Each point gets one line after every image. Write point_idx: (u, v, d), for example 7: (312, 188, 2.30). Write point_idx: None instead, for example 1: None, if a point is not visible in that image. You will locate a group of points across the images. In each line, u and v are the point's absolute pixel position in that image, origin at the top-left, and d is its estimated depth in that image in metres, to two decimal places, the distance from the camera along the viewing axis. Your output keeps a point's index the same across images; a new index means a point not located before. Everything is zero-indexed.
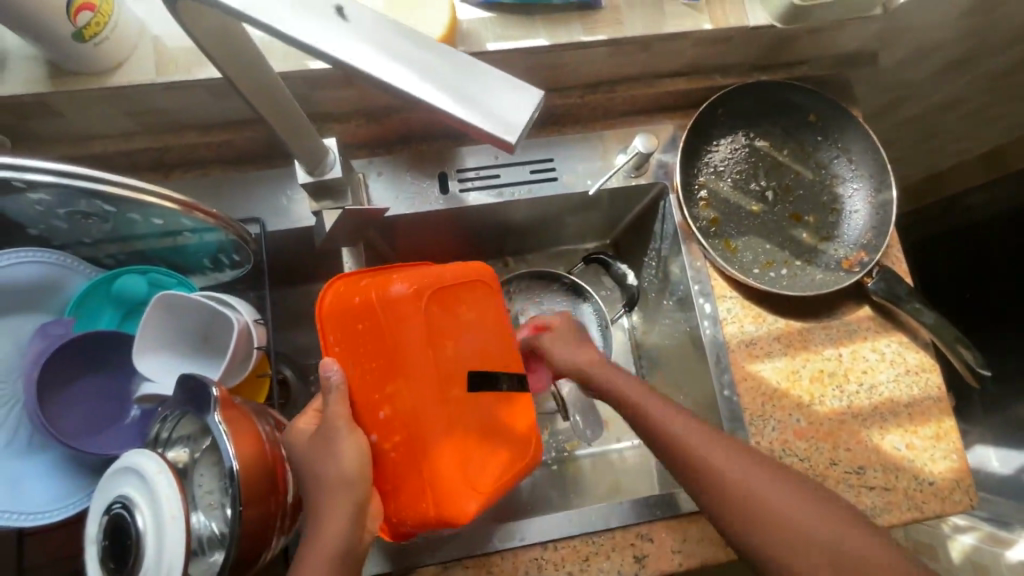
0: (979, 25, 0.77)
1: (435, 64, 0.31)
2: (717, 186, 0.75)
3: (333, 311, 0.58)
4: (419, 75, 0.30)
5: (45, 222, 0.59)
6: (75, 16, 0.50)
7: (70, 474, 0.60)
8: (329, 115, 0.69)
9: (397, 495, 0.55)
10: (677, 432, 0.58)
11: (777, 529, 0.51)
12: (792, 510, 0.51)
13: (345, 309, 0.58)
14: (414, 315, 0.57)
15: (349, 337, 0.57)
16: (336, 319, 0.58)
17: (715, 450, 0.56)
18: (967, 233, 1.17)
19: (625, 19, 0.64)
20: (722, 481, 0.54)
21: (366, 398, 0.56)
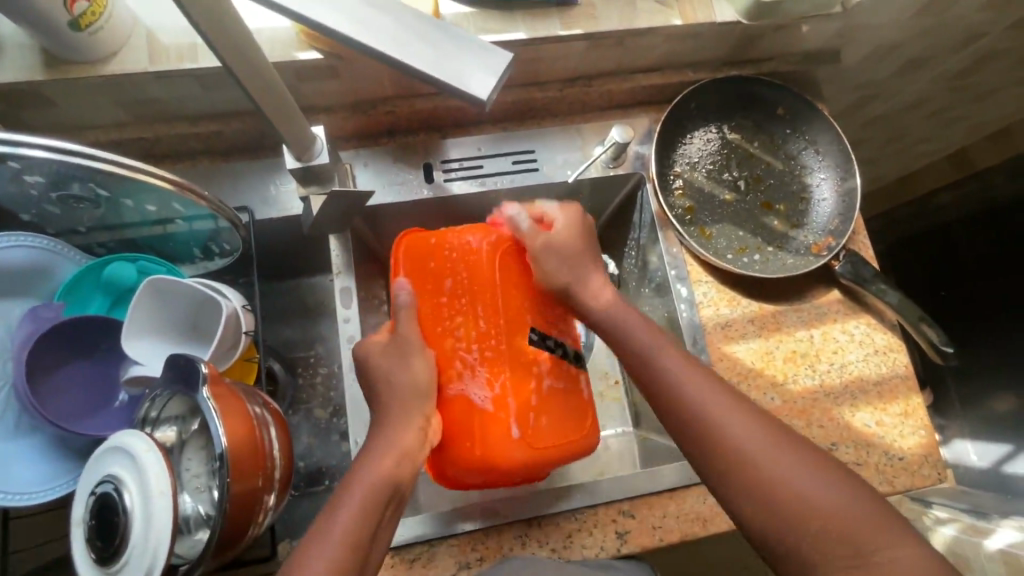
0: (932, 25, 0.82)
1: (418, 32, 0.34)
2: (692, 176, 0.79)
3: (408, 256, 0.67)
4: (406, 42, 0.34)
5: (37, 207, 0.60)
6: (71, 4, 0.52)
7: (57, 456, 0.61)
8: (316, 108, 0.71)
9: (452, 431, 0.62)
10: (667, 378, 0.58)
11: (721, 450, 0.53)
12: (740, 427, 0.53)
13: (422, 250, 0.67)
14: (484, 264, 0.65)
15: (422, 278, 0.66)
16: (410, 258, 0.67)
17: (668, 361, 0.59)
18: (937, 233, 1.23)
19: (600, 15, 0.67)
20: (678, 390, 0.57)
21: (433, 328, 0.64)
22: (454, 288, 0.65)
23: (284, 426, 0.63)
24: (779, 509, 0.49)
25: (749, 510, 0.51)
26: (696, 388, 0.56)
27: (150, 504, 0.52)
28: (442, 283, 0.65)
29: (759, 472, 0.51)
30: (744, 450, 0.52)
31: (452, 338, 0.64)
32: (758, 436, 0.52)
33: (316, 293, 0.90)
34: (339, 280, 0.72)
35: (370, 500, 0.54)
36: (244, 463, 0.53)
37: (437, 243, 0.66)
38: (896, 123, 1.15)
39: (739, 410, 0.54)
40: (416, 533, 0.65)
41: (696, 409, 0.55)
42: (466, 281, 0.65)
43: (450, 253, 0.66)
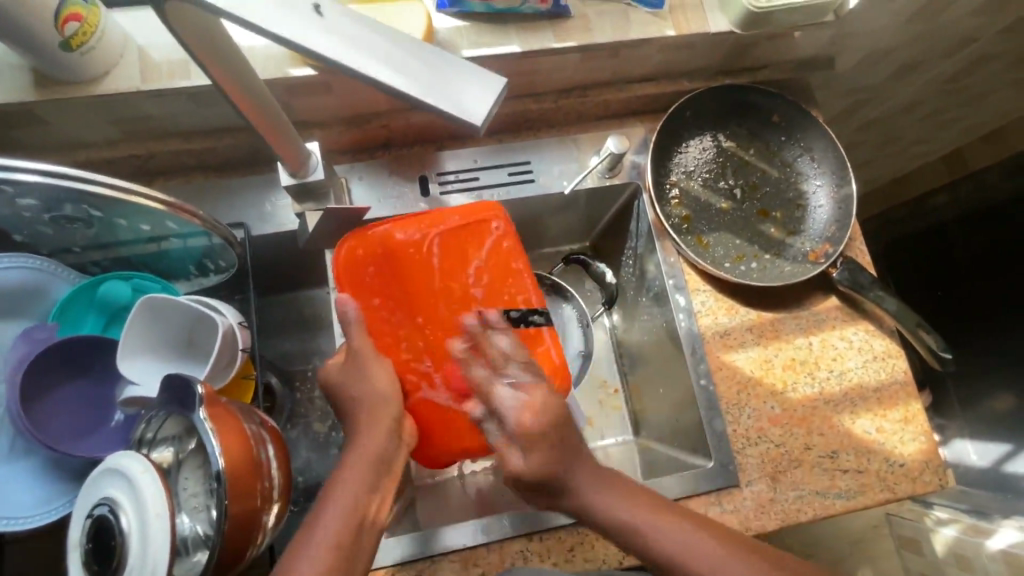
0: (924, 31, 0.82)
1: (406, 55, 0.33)
2: (688, 184, 0.78)
3: (344, 270, 0.64)
4: (393, 66, 0.32)
5: (30, 228, 0.60)
6: (62, 25, 0.52)
7: (53, 478, 0.61)
8: (310, 122, 0.71)
9: (430, 430, 0.64)
10: (642, 537, 0.55)
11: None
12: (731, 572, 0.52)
13: (355, 254, 0.64)
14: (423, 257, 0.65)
15: (358, 281, 0.64)
16: (346, 273, 0.65)
17: (622, 505, 0.56)
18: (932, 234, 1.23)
19: (593, 27, 0.67)
20: (660, 550, 0.54)
21: (384, 335, 0.64)
22: (395, 285, 0.65)
23: (283, 443, 0.63)
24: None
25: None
26: (670, 535, 0.55)
27: (146, 526, 0.52)
28: (381, 286, 0.65)
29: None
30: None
31: (404, 335, 0.64)
32: (711, 553, 0.54)
33: (313, 306, 0.90)
34: (336, 294, 0.71)
35: (342, 524, 0.50)
36: (241, 482, 0.52)
37: (370, 246, 0.64)
38: (891, 127, 1.15)
39: (715, 541, 0.54)
40: (419, 549, 0.64)
41: (680, 557, 0.54)
42: (405, 272, 0.65)
43: (387, 253, 0.65)
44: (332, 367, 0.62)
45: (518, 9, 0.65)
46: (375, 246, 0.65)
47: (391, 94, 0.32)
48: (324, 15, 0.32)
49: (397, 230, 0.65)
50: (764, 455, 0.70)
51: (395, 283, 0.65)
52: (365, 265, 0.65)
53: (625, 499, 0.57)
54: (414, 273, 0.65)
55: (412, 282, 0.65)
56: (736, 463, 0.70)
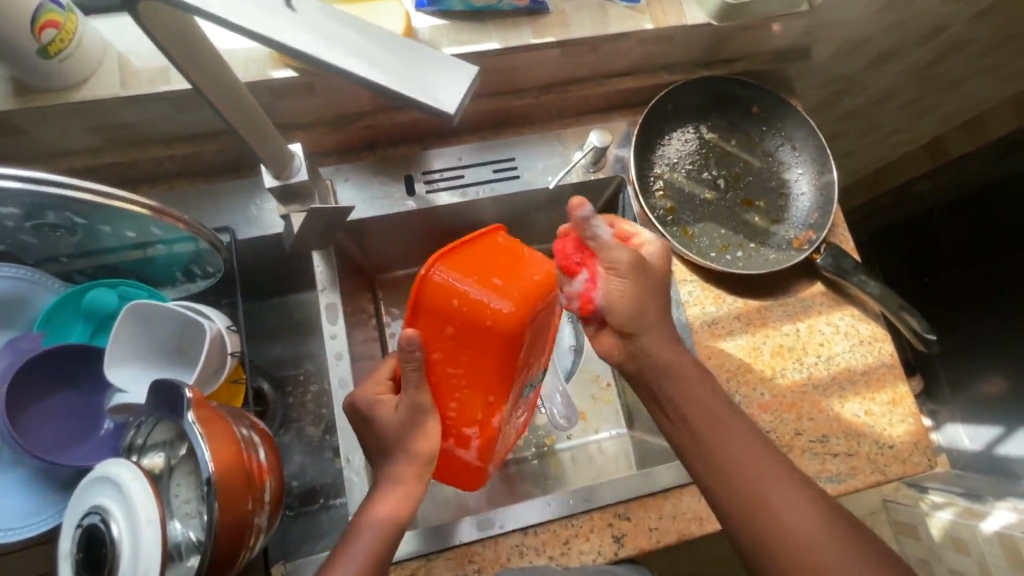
0: (898, 20, 0.83)
1: (375, 47, 0.32)
2: (672, 177, 0.79)
3: (427, 301, 0.50)
4: (361, 57, 0.32)
5: (13, 238, 0.59)
6: (39, 32, 0.51)
7: (40, 490, 0.60)
8: (294, 125, 0.71)
9: (445, 467, 0.63)
10: (687, 416, 0.56)
11: (743, 483, 0.53)
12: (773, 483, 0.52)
13: (444, 292, 0.50)
14: (505, 328, 0.50)
15: (437, 325, 0.51)
16: (425, 315, 0.51)
17: (704, 398, 0.57)
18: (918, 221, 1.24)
19: (572, 22, 0.68)
20: (717, 438, 0.55)
21: (443, 385, 0.54)
22: (464, 350, 0.52)
23: (274, 447, 0.62)
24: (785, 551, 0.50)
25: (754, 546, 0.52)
26: (740, 442, 0.54)
27: (138, 533, 0.51)
28: (449, 341, 0.51)
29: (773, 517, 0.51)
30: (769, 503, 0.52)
31: (461, 391, 0.54)
32: (750, 461, 0.53)
33: (303, 309, 0.90)
34: (325, 296, 0.71)
35: (385, 531, 0.54)
36: (232, 485, 0.52)
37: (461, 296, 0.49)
38: (871, 116, 1.17)
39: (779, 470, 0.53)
40: (414, 548, 0.64)
41: (734, 469, 0.53)
42: (483, 344, 0.51)
43: (469, 312, 0.49)
44: (385, 409, 0.57)
45: (496, 6, 0.65)
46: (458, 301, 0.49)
47: (360, 84, 0.32)
48: (295, 10, 0.33)
49: (486, 291, 0.49)
50: None
51: (469, 349, 0.51)
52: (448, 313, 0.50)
53: (717, 404, 0.56)
54: (487, 347, 0.51)
55: (477, 353, 0.51)
56: None
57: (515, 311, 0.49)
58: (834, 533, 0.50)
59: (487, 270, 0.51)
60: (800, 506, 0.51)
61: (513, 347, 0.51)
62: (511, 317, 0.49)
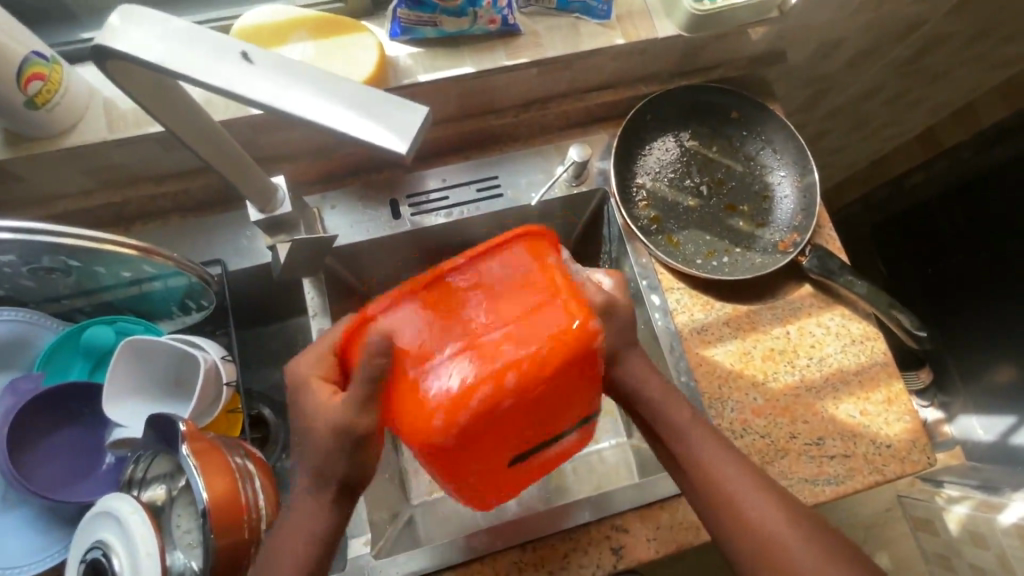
0: (872, 19, 0.84)
1: (329, 93, 0.34)
2: (655, 186, 0.80)
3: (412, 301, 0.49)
4: (317, 105, 0.33)
5: (11, 283, 0.61)
6: (25, 85, 0.54)
7: (45, 527, 0.61)
8: (279, 157, 0.73)
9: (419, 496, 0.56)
10: (685, 438, 0.59)
11: (775, 549, 0.54)
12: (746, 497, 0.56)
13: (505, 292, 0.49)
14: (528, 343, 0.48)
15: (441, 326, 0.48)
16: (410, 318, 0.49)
17: (672, 407, 0.60)
18: (911, 214, 1.24)
19: (545, 42, 0.69)
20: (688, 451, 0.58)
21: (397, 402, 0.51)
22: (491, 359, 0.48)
23: (270, 474, 0.63)
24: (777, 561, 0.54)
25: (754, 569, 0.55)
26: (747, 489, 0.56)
27: (138, 566, 0.52)
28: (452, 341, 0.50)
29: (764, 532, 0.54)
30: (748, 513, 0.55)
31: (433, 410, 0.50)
32: (757, 495, 0.56)
33: (299, 335, 0.91)
34: (316, 322, 0.72)
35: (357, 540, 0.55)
36: (227, 515, 0.53)
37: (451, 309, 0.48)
38: (858, 112, 1.17)
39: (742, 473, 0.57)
40: (418, 566, 0.65)
41: (744, 503, 0.56)
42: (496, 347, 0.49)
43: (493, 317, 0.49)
44: (314, 401, 0.52)
45: (468, 31, 0.66)
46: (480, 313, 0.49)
47: (317, 130, 0.33)
48: (253, 63, 0.34)
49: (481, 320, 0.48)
50: (751, 447, 0.71)
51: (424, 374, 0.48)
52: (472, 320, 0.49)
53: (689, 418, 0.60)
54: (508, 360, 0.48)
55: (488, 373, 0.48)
56: None
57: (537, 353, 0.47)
58: (795, 527, 0.55)
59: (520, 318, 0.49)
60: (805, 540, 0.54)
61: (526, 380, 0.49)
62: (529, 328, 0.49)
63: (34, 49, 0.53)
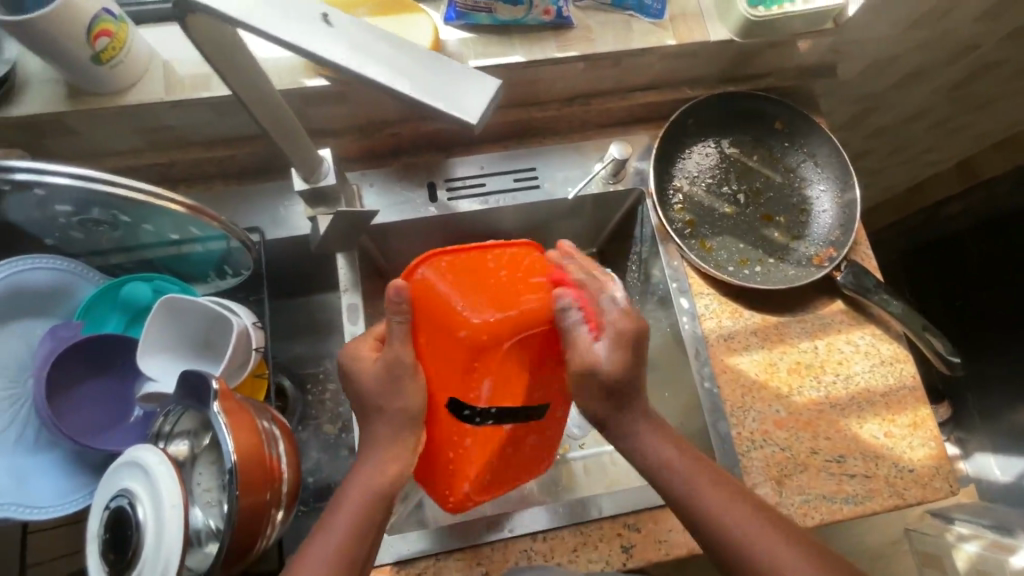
0: (927, 38, 0.82)
1: (406, 58, 0.34)
2: (692, 190, 0.80)
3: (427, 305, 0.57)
4: (392, 68, 0.34)
5: (61, 231, 0.63)
6: (93, 40, 0.55)
7: (74, 471, 0.63)
8: (325, 131, 0.74)
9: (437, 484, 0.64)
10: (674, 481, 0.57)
11: None
12: (746, 533, 0.54)
13: (437, 307, 0.56)
14: (455, 349, 0.57)
15: (445, 323, 0.56)
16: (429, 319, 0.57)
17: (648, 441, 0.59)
18: (932, 250, 1.23)
19: (596, 37, 0.69)
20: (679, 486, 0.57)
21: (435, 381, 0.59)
22: (444, 448, 0.62)
23: (293, 439, 0.64)
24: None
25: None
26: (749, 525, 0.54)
27: (163, 516, 0.54)
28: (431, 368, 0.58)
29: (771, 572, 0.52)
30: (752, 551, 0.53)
31: (432, 492, 0.64)
32: (760, 529, 0.54)
33: (325, 311, 0.92)
34: (346, 297, 0.73)
35: (370, 504, 0.55)
36: (252, 474, 0.54)
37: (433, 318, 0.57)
38: (899, 134, 1.15)
39: (735, 506, 0.55)
40: (422, 546, 0.65)
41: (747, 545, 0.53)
42: (442, 366, 0.58)
43: (429, 419, 0.61)
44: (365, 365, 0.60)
45: (522, 21, 0.67)
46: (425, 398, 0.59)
47: (390, 94, 0.34)
48: (332, 25, 0.35)
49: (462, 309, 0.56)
50: (770, 459, 0.70)
51: (447, 356, 0.57)
52: (405, 421, 0.58)
53: (656, 434, 0.59)
54: (456, 374, 0.58)
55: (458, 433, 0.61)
56: (741, 466, 0.69)
57: (485, 327, 0.55)
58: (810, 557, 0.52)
59: (489, 289, 0.57)
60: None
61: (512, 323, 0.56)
62: (471, 322, 0.55)
63: (103, 6, 0.55)
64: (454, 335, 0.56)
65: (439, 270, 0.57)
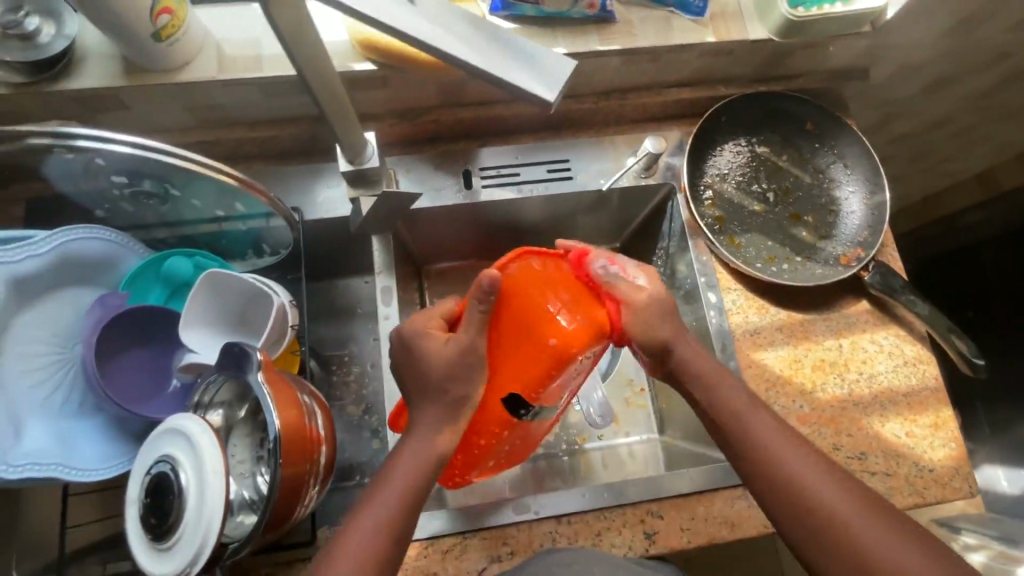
0: (961, 45, 0.83)
1: (497, 45, 0.38)
2: (722, 187, 0.81)
3: (518, 295, 0.55)
4: (484, 52, 0.38)
5: (111, 203, 0.65)
6: (155, 16, 0.57)
7: (116, 437, 0.65)
8: (366, 116, 0.76)
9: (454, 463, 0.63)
10: (742, 425, 0.58)
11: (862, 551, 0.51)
12: (817, 489, 0.54)
13: (527, 299, 0.54)
14: (538, 351, 0.53)
15: (531, 318, 0.54)
16: (513, 308, 0.55)
17: (724, 387, 0.61)
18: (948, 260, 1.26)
19: (637, 32, 0.70)
20: (747, 431, 0.58)
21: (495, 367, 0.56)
22: (478, 436, 0.59)
23: (328, 414, 0.65)
24: (792, 503, 0.55)
25: (771, 508, 0.56)
26: (817, 478, 0.55)
27: (205, 484, 0.56)
28: (497, 356, 0.56)
29: (841, 530, 0.52)
30: (821, 503, 0.54)
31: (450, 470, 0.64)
32: (826, 483, 0.55)
33: (352, 295, 0.94)
34: (380, 279, 0.75)
35: (421, 479, 0.55)
36: (294, 446, 0.56)
37: (522, 311, 0.54)
38: (923, 141, 1.16)
39: (806, 457, 0.56)
40: (450, 524, 0.67)
41: (816, 500, 0.54)
42: (512, 358, 0.55)
43: (477, 405, 0.58)
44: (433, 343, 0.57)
45: (567, 13, 0.68)
46: (482, 385, 0.56)
47: (479, 74, 0.37)
48: (415, 5, 0.38)
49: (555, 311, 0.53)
50: None
51: (519, 349, 0.54)
52: (460, 409, 0.56)
53: (708, 364, 0.61)
54: (524, 370, 0.54)
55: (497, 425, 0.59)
56: None
57: (577, 337, 0.53)
58: (879, 519, 0.52)
59: (580, 299, 0.56)
60: (892, 539, 0.51)
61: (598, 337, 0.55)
62: (559, 328, 0.53)
63: None
64: (543, 342, 0.53)
65: (530, 271, 0.56)
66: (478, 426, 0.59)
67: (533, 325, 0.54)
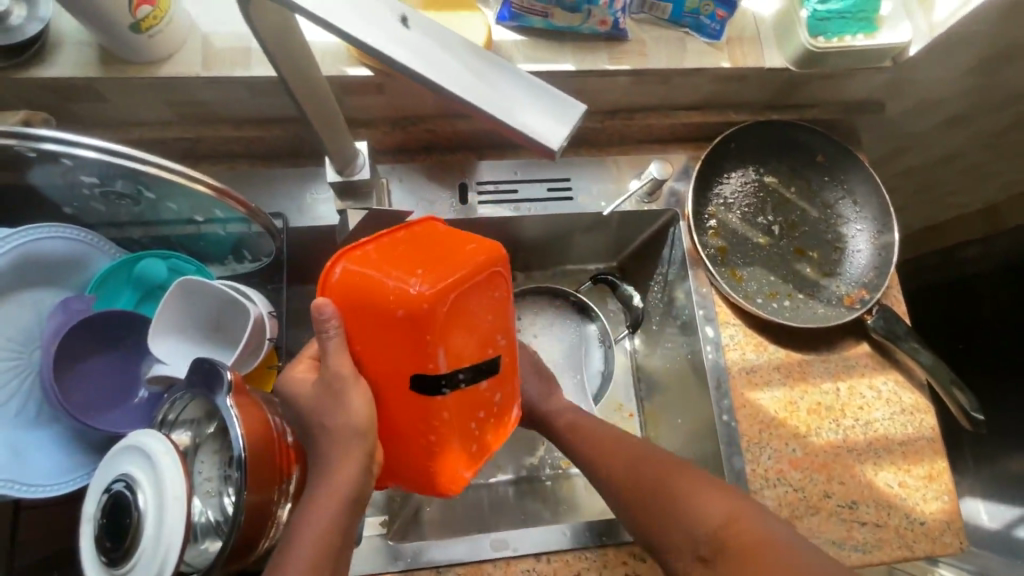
0: (982, 84, 0.80)
1: (492, 72, 0.35)
2: (726, 216, 0.78)
3: (353, 290, 0.49)
4: (479, 82, 0.35)
5: (82, 201, 0.61)
6: (135, 6, 0.53)
7: (75, 449, 0.62)
8: (359, 121, 0.72)
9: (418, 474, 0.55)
10: (602, 456, 0.64)
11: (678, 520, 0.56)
12: (649, 491, 0.59)
13: (356, 289, 0.49)
14: (395, 328, 0.48)
15: (375, 300, 0.48)
16: (352, 301, 0.49)
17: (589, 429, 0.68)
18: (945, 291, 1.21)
19: (647, 52, 0.67)
20: (606, 462, 0.64)
21: (381, 369, 0.51)
22: (423, 434, 0.52)
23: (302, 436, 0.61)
24: (636, 504, 0.60)
25: (633, 523, 0.60)
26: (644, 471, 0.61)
27: (164, 509, 0.51)
28: (373, 361, 0.50)
29: (665, 513, 0.57)
30: (650, 499, 0.59)
31: (421, 484, 0.55)
32: (650, 471, 0.61)
33: None
34: None
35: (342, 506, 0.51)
36: (263, 474, 0.53)
37: (365, 303, 0.49)
38: (931, 175, 1.14)
39: (639, 461, 0.62)
40: (425, 556, 0.64)
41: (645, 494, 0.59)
42: (382, 350, 0.50)
43: (389, 412, 0.52)
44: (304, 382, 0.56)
45: (577, 29, 0.65)
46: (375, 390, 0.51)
47: (473, 112, 0.34)
48: (411, 29, 0.35)
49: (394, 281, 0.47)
50: (782, 498, 0.69)
51: (383, 338, 0.49)
52: (354, 430, 0.51)
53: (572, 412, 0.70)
54: (401, 352, 0.49)
55: (430, 421, 0.51)
56: None
57: (421, 295, 0.46)
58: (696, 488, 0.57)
59: (419, 257, 0.49)
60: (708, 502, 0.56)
61: (452, 287, 0.48)
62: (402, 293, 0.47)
63: None
64: (393, 316, 0.47)
65: (359, 258, 0.50)
66: (416, 429, 0.52)
67: (382, 306, 0.48)
